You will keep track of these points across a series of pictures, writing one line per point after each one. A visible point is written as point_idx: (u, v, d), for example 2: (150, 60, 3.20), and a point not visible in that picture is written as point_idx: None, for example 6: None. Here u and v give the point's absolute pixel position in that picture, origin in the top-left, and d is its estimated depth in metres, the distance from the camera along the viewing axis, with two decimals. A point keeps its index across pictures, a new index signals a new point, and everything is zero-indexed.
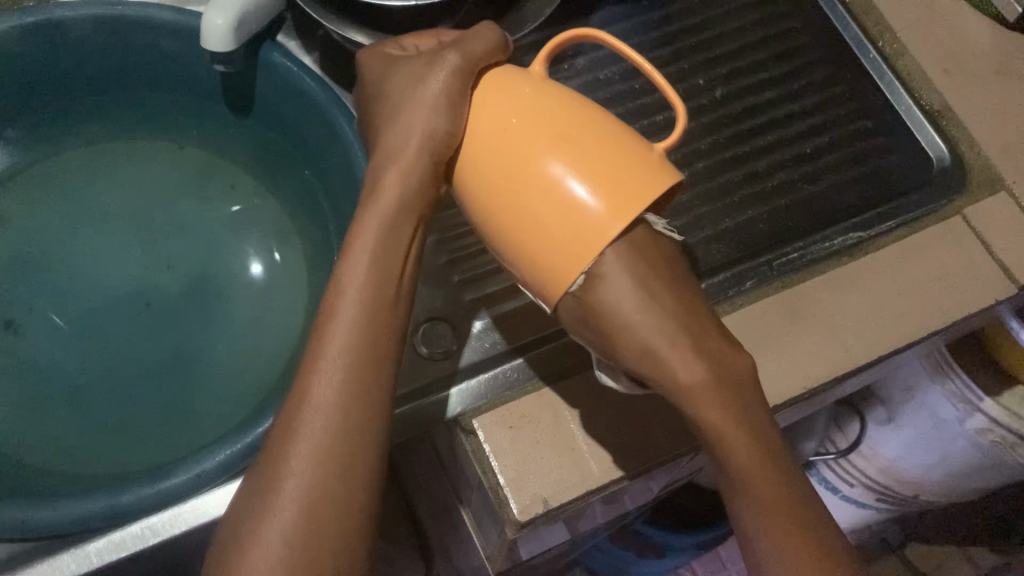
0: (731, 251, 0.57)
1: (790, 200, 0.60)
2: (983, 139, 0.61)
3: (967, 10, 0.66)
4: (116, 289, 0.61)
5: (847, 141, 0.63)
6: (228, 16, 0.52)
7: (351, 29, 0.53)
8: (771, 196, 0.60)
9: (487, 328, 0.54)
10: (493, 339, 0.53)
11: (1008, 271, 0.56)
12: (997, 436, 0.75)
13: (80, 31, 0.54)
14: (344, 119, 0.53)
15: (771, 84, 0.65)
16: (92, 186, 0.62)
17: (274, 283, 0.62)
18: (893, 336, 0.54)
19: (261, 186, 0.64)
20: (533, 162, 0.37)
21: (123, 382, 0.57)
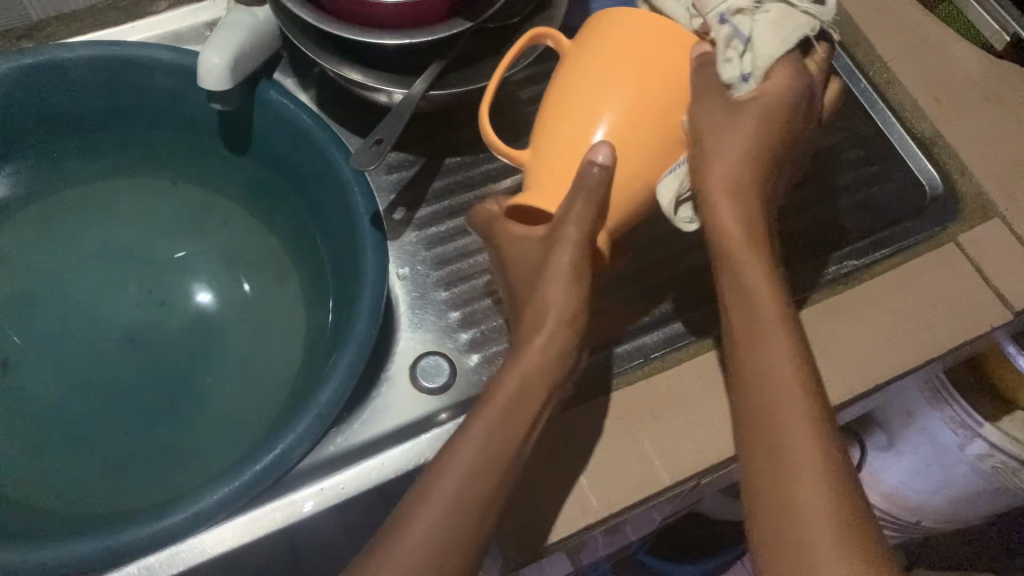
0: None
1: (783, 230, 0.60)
2: (975, 166, 0.62)
3: (956, 40, 0.67)
4: (114, 326, 0.60)
5: (842, 169, 0.63)
6: (225, 56, 0.53)
7: (347, 66, 0.53)
8: None
9: (475, 350, 0.56)
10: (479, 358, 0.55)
11: (1004, 297, 0.56)
12: (998, 462, 0.75)
13: (79, 73, 0.55)
14: (340, 154, 0.54)
15: None
16: (89, 225, 0.63)
17: (272, 317, 0.62)
18: (889, 365, 0.54)
19: (257, 223, 0.65)
20: (636, 101, 0.42)
21: (121, 421, 0.57)
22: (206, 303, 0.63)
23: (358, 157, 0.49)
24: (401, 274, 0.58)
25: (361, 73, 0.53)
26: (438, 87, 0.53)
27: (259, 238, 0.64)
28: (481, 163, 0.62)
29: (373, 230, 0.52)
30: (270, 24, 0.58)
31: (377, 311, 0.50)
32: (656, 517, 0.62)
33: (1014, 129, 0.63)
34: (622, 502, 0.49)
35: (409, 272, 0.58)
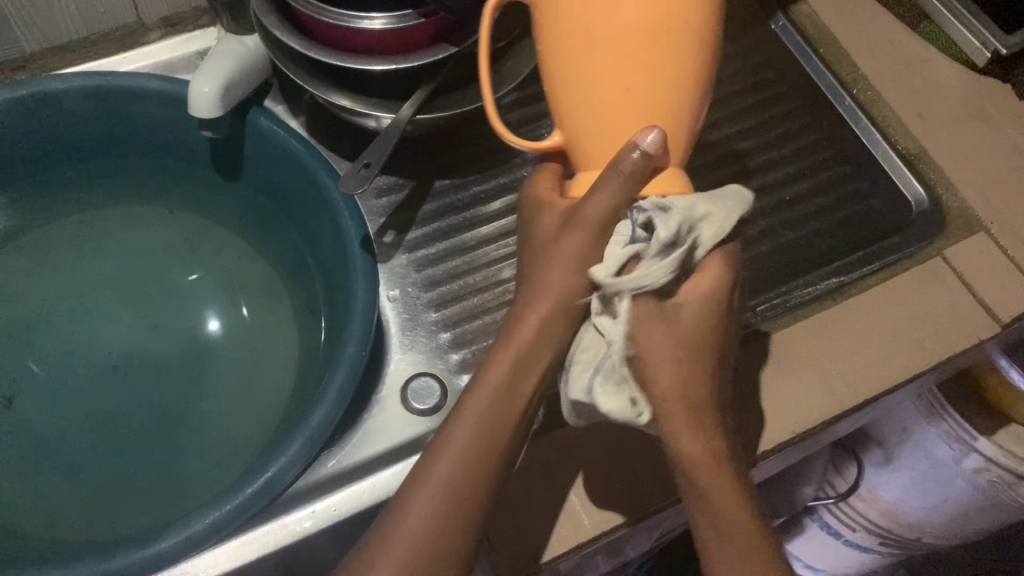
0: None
1: (765, 249, 0.61)
2: (961, 181, 0.62)
3: (937, 56, 0.68)
4: (109, 353, 0.61)
5: (826, 187, 0.64)
6: (215, 84, 0.54)
7: (336, 93, 0.54)
8: (752, 242, 0.61)
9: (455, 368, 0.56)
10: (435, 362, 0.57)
11: (991, 310, 0.56)
12: (994, 476, 0.75)
13: (73, 103, 0.56)
14: (330, 179, 0.54)
15: (748, 133, 0.67)
16: (83, 253, 0.63)
17: (264, 345, 0.62)
18: (875, 381, 0.54)
19: (251, 249, 0.65)
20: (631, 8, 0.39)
21: (117, 448, 0.57)
22: (217, 330, 0.63)
23: (346, 181, 0.50)
24: (390, 296, 0.59)
25: (350, 99, 0.54)
26: (425, 111, 0.54)
27: (254, 264, 0.65)
28: (471, 185, 0.62)
29: (363, 253, 0.52)
30: (260, 53, 0.59)
31: (367, 334, 0.50)
32: (654, 537, 0.62)
33: (999, 143, 0.64)
34: (613, 521, 0.49)
35: (398, 293, 0.58)
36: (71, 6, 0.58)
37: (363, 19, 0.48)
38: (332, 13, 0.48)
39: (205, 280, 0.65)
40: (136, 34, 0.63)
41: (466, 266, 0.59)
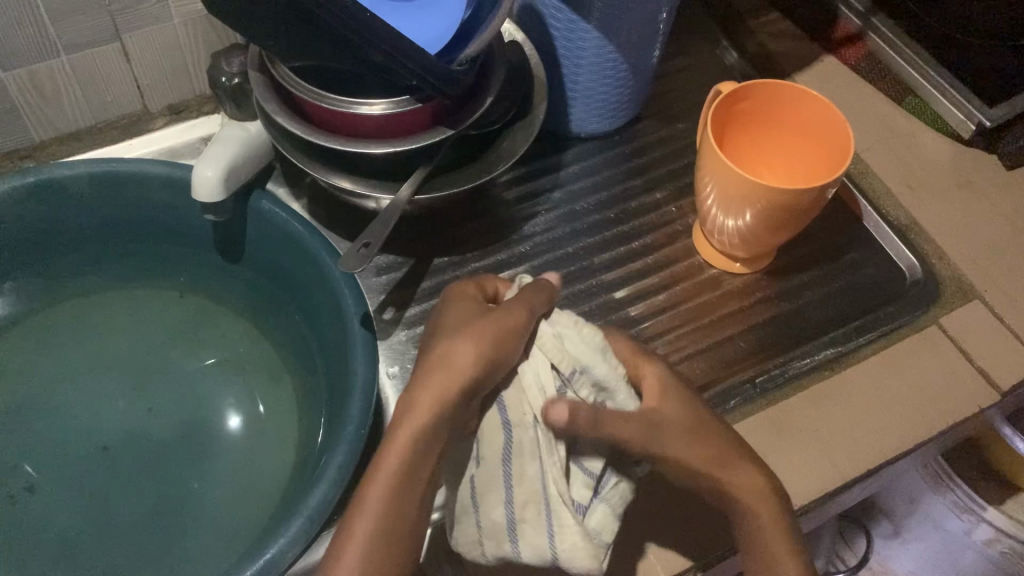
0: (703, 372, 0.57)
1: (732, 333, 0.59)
2: (951, 249, 0.63)
3: (925, 130, 0.69)
4: (109, 436, 0.61)
5: (757, 310, 0.60)
6: (218, 168, 0.56)
7: (337, 176, 0.55)
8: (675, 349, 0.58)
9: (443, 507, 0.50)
10: None
11: (990, 378, 0.56)
12: (1006, 548, 0.78)
13: (77, 188, 0.58)
14: (330, 258, 0.56)
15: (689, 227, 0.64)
16: (86, 335, 0.64)
17: (269, 427, 0.62)
18: (884, 448, 0.53)
19: (250, 327, 0.66)
20: (751, 162, 0.60)
21: (115, 533, 0.57)
22: (236, 429, 0.62)
23: (347, 260, 0.50)
24: (390, 373, 0.58)
25: (351, 180, 0.55)
26: (424, 191, 0.55)
27: (255, 345, 0.65)
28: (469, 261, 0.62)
29: (362, 330, 0.53)
30: (263, 137, 0.60)
31: (367, 412, 0.50)
32: None
33: (986, 211, 0.65)
34: None
35: (398, 369, 0.57)
36: (79, 96, 0.60)
37: (363, 105, 0.50)
38: (332, 99, 0.50)
39: (201, 361, 0.65)
40: (141, 121, 0.65)
41: None
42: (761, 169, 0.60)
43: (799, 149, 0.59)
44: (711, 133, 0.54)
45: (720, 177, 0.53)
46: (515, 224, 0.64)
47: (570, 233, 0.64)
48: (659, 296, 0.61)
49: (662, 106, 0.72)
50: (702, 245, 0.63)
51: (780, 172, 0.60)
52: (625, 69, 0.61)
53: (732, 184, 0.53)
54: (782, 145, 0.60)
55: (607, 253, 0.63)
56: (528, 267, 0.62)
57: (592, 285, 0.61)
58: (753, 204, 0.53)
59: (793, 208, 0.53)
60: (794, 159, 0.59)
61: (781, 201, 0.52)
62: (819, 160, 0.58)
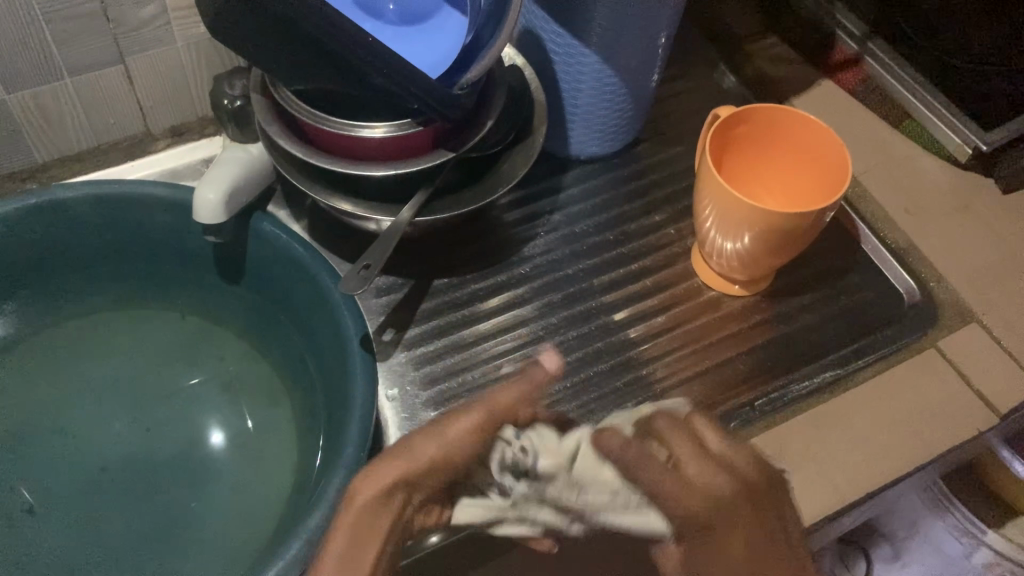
0: (702, 395, 0.57)
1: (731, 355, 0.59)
2: (948, 272, 0.63)
3: (921, 154, 0.70)
4: (108, 457, 0.61)
5: (755, 333, 0.60)
6: (219, 190, 0.56)
7: (338, 198, 0.55)
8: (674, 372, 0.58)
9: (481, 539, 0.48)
10: None
11: (988, 402, 0.56)
12: (1004, 570, 0.78)
13: (79, 209, 0.58)
14: (330, 279, 0.56)
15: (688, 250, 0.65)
16: (87, 356, 0.64)
17: (267, 447, 0.62)
18: (883, 471, 0.53)
19: (250, 348, 0.66)
20: (749, 185, 0.61)
21: (112, 556, 0.56)
22: (219, 444, 0.62)
23: (346, 282, 0.50)
24: (389, 394, 0.57)
25: (351, 202, 0.55)
26: (424, 213, 0.55)
27: (255, 366, 0.65)
28: (469, 283, 0.62)
29: (362, 352, 0.53)
30: (264, 159, 0.61)
31: (366, 434, 0.50)
32: None
33: (983, 234, 0.65)
34: None
35: (397, 391, 0.57)
36: (82, 118, 0.60)
37: (364, 128, 0.50)
38: (334, 123, 0.50)
39: (202, 382, 0.65)
40: (143, 143, 0.65)
41: (457, 359, 0.59)
42: (759, 193, 0.61)
43: (797, 172, 0.59)
44: (710, 156, 0.54)
45: (719, 200, 0.54)
46: (514, 246, 0.65)
47: (569, 255, 0.64)
48: (658, 318, 0.61)
49: (660, 129, 0.72)
50: (701, 269, 0.63)
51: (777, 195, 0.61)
52: (624, 93, 0.62)
53: (731, 207, 0.53)
54: (779, 168, 0.60)
55: (606, 275, 0.63)
56: (528, 289, 0.62)
57: (591, 307, 0.61)
58: (752, 227, 0.53)
59: (793, 231, 0.53)
60: (792, 182, 0.60)
61: (781, 225, 0.52)
62: (817, 183, 0.58)
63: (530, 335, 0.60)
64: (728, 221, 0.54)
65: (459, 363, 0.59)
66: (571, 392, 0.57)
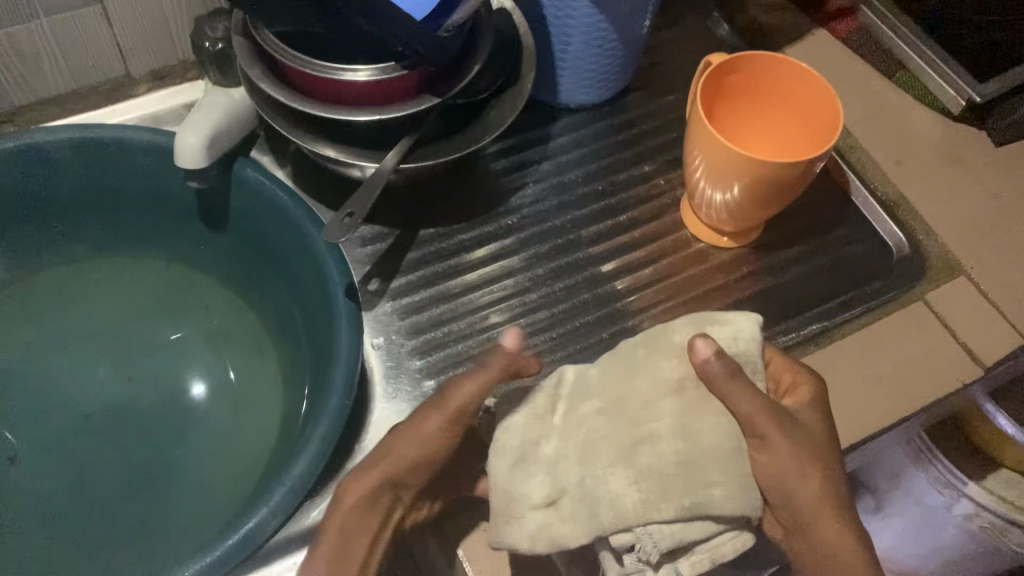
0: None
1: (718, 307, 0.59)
2: (938, 225, 0.62)
3: (915, 106, 0.69)
4: (93, 406, 0.61)
5: (743, 285, 0.60)
6: (201, 136, 0.55)
7: (321, 144, 0.54)
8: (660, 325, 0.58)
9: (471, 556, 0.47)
10: None
11: (973, 355, 0.56)
12: (986, 523, 0.77)
13: (60, 154, 0.57)
14: (314, 227, 0.55)
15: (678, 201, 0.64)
16: (70, 305, 0.64)
17: (253, 395, 0.62)
18: (867, 422, 0.53)
19: (235, 298, 0.65)
20: (740, 134, 0.60)
21: (98, 502, 0.56)
22: (201, 396, 0.62)
23: (329, 230, 0.50)
24: (374, 344, 0.57)
25: (335, 148, 0.54)
26: (409, 160, 0.54)
27: (239, 315, 0.65)
28: (456, 233, 0.62)
29: (347, 301, 0.53)
30: (247, 104, 0.59)
31: (350, 383, 0.50)
32: None
33: (975, 188, 0.65)
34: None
35: (383, 340, 0.57)
36: (60, 61, 0.59)
37: (347, 71, 0.49)
38: (316, 66, 0.49)
39: (186, 332, 0.64)
40: (124, 88, 0.64)
41: (443, 309, 0.58)
42: (749, 143, 0.60)
43: (790, 120, 0.58)
44: (700, 104, 0.53)
45: (708, 149, 0.53)
46: (502, 196, 0.64)
47: (557, 205, 0.64)
48: (646, 269, 0.61)
49: (652, 78, 0.71)
50: (689, 219, 0.63)
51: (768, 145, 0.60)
52: (614, 39, 0.60)
53: (721, 155, 0.52)
54: (771, 118, 0.59)
55: (595, 226, 0.63)
56: (515, 239, 0.62)
57: (579, 258, 0.61)
58: (741, 176, 0.52)
59: (782, 181, 0.52)
60: (784, 132, 0.59)
61: (769, 175, 0.51)
62: (810, 133, 0.57)
63: (517, 286, 0.60)
64: (718, 169, 0.53)
65: (445, 314, 0.58)
66: (557, 343, 0.57)
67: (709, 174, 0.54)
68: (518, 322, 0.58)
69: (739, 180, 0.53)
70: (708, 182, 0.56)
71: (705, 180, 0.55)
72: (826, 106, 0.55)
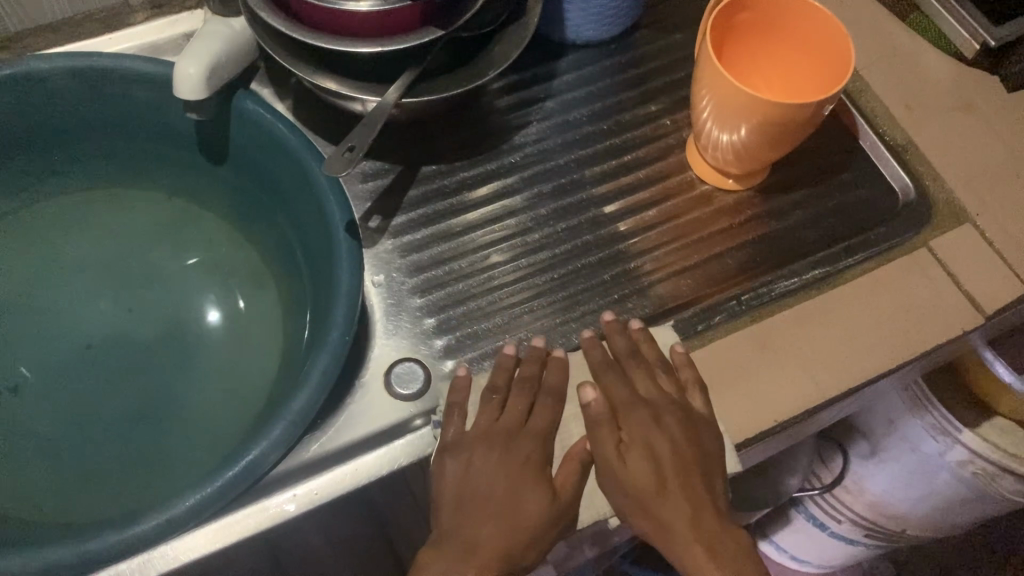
0: (691, 289, 0.57)
1: (721, 249, 0.59)
2: (945, 171, 0.62)
3: (927, 48, 0.68)
4: (94, 338, 0.61)
5: (747, 228, 0.60)
6: (201, 65, 0.54)
7: (323, 76, 0.53)
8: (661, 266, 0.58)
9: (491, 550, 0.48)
10: (426, 341, 0.55)
11: (975, 302, 0.56)
12: (979, 469, 0.78)
13: (57, 82, 0.55)
14: (315, 162, 0.54)
15: (684, 142, 0.63)
16: (70, 238, 0.63)
17: (254, 330, 0.62)
18: (866, 367, 0.53)
19: (235, 234, 0.65)
20: (747, 73, 0.59)
21: (100, 433, 0.57)
22: (217, 319, 0.63)
23: (331, 163, 0.49)
24: (374, 281, 0.57)
25: (337, 81, 0.53)
26: (411, 94, 0.53)
27: (240, 250, 0.65)
28: (458, 171, 0.61)
29: (347, 238, 0.52)
30: (246, 35, 0.58)
31: (352, 319, 0.50)
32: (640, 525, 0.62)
33: (985, 134, 0.64)
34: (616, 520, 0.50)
35: (383, 278, 0.57)
36: None
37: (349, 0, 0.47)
38: None
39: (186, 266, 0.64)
40: (119, 15, 0.63)
41: (444, 247, 0.58)
42: (756, 82, 0.59)
43: (800, 60, 0.57)
44: (711, 42, 0.52)
45: (716, 88, 0.52)
46: (506, 133, 0.63)
47: (561, 144, 0.63)
48: (650, 211, 0.60)
49: (661, 15, 0.70)
50: (693, 160, 0.62)
51: (776, 87, 0.59)
52: None
53: (728, 94, 0.51)
54: (780, 58, 0.58)
55: (599, 167, 0.62)
56: (518, 178, 0.61)
57: (582, 199, 0.60)
58: (749, 116, 0.51)
59: (791, 123, 0.51)
60: (792, 72, 0.58)
61: (778, 117, 0.51)
62: (821, 74, 0.56)
63: (519, 226, 0.59)
64: (724, 111, 0.53)
65: (446, 252, 0.58)
66: (559, 283, 0.57)
67: (717, 115, 0.54)
68: (519, 262, 0.58)
69: (746, 120, 0.52)
70: (714, 123, 0.55)
71: (711, 120, 0.55)
72: (837, 47, 0.54)
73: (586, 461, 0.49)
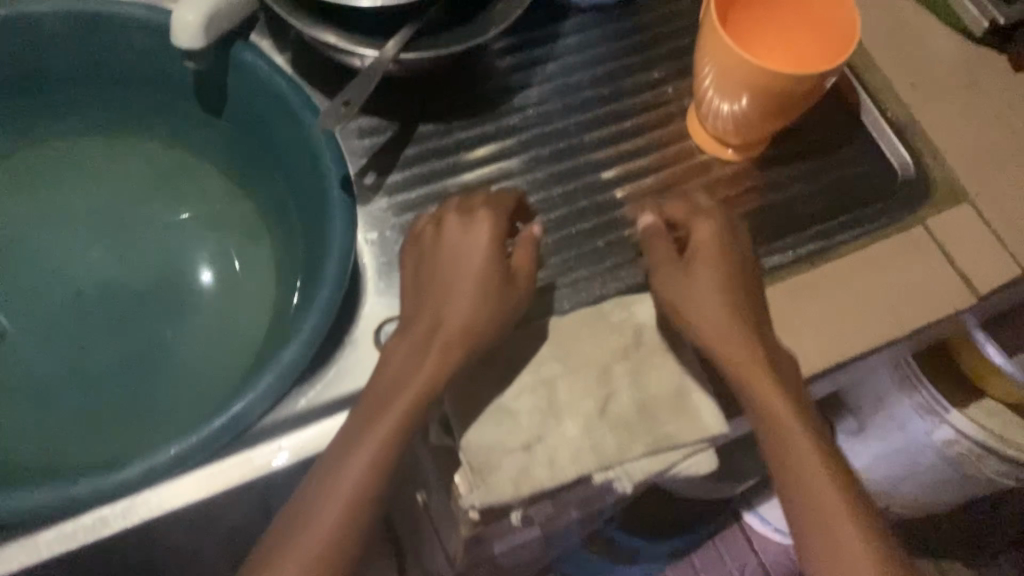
0: None
1: None
2: (945, 150, 0.61)
3: (934, 24, 0.67)
4: (85, 285, 0.61)
5: (744, 199, 0.59)
6: (199, 13, 0.53)
7: (322, 29, 0.52)
8: None
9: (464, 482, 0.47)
10: None
11: (967, 281, 0.56)
12: (964, 449, 0.79)
13: (52, 26, 0.55)
14: (311, 116, 0.54)
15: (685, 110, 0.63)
16: (63, 184, 0.63)
17: (245, 283, 0.62)
18: (854, 343, 0.53)
19: (230, 186, 0.65)
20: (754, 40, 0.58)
21: (89, 379, 0.57)
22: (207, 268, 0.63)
23: None
24: (368, 239, 0.57)
25: (336, 34, 0.52)
26: (411, 51, 0.53)
27: (233, 203, 0.64)
28: (456, 131, 0.61)
29: (341, 194, 0.52)
30: None
31: (343, 276, 0.50)
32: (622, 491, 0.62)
33: (988, 114, 0.63)
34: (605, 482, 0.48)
35: (377, 236, 0.57)
36: None
37: None
38: None
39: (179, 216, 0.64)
40: None
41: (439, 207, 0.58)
42: (763, 50, 0.58)
43: (806, 30, 0.56)
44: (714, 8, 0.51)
45: (718, 55, 0.51)
46: (506, 95, 0.62)
47: (560, 108, 0.62)
48: (647, 178, 0.60)
49: None
50: (694, 129, 0.61)
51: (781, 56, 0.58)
52: None
53: (730, 61, 0.51)
54: (786, 26, 0.57)
55: (597, 132, 0.62)
56: (516, 140, 0.61)
57: (579, 165, 0.60)
58: (750, 84, 0.51)
59: (792, 93, 0.51)
60: (798, 42, 0.57)
61: (779, 85, 0.50)
62: (825, 45, 0.55)
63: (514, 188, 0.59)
64: (726, 77, 0.52)
65: None
66: (553, 247, 0.57)
67: (718, 82, 0.53)
68: None
69: (748, 88, 0.51)
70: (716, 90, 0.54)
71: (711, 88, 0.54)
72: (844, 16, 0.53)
73: (569, 432, 0.47)
